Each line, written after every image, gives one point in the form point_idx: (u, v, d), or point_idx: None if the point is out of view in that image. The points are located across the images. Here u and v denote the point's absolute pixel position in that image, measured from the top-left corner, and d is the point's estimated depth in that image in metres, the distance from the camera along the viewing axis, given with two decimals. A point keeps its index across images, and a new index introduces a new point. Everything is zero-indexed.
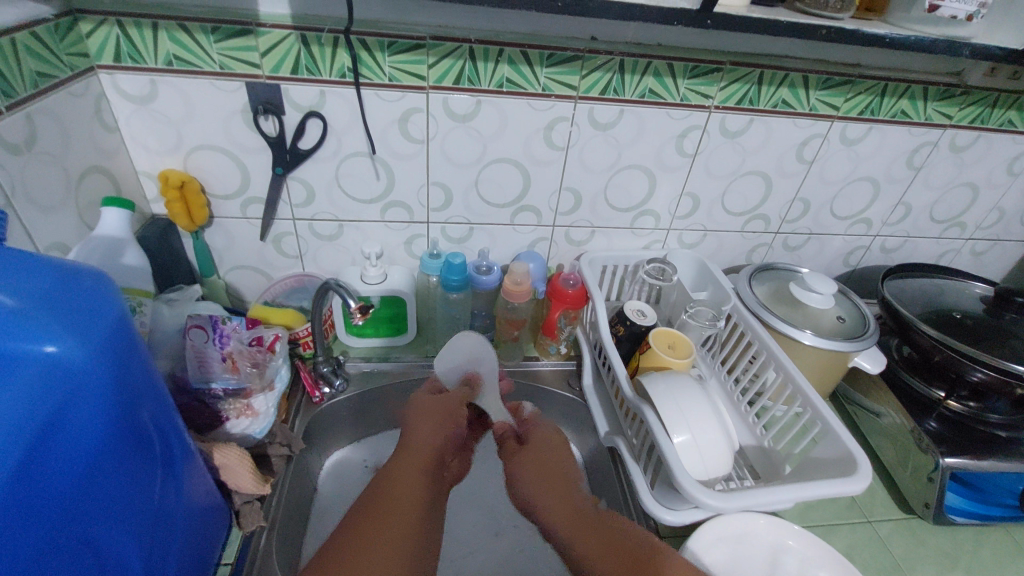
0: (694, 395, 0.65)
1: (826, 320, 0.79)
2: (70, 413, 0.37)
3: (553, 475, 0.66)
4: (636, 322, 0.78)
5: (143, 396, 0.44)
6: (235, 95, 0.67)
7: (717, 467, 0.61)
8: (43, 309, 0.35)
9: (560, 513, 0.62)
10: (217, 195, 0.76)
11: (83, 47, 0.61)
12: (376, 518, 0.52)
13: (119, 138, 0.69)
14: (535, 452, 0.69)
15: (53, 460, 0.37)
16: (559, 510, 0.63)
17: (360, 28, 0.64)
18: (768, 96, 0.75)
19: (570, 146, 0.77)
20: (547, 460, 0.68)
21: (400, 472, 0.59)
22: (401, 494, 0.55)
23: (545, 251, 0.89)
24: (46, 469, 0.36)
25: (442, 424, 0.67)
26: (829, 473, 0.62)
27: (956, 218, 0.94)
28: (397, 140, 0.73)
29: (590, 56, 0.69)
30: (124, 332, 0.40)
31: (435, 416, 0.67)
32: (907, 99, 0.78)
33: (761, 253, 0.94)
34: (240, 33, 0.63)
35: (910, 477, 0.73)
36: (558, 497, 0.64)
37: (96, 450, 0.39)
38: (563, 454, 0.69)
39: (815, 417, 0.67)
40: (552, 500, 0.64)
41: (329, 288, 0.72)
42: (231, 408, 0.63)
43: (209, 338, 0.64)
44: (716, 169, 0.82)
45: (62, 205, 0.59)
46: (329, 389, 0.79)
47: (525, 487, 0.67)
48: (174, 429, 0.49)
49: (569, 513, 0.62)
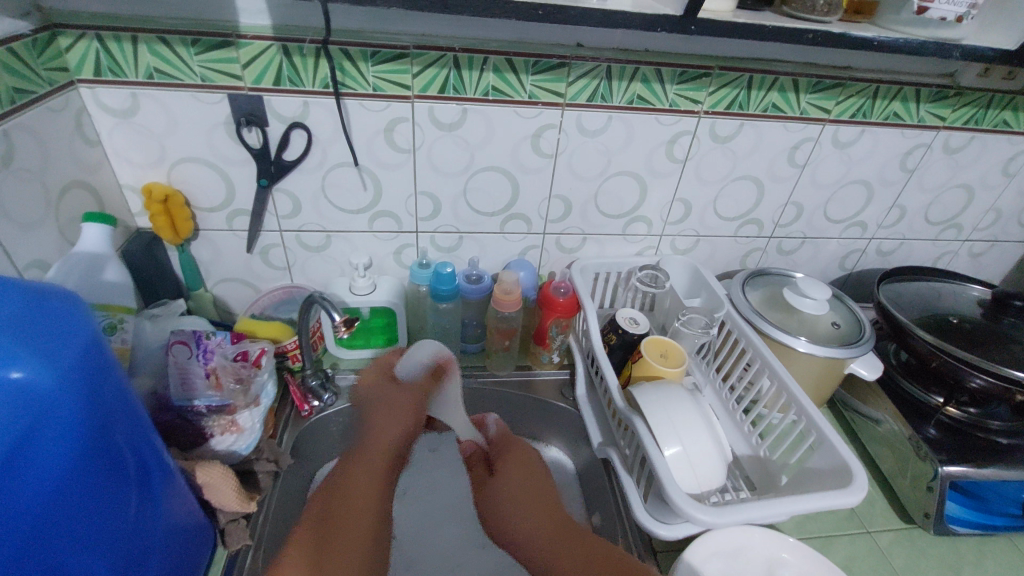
0: (687, 405, 0.63)
1: (822, 326, 0.77)
2: (36, 439, 0.36)
3: (533, 492, 0.72)
4: (628, 330, 0.77)
5: (118, 420, 0.42)
6: (217, 107, 0.66)
7: (711, 479, 0.60)
8: (10, 330, 0.34)
9: (515, 499, 0.72)
10: (203, 208, 0.75)
11: (62, 62, 0.61)
12: (340, 514, 0.62)
13: (101, 152, 0.68)
14: (515, 457, 0.76)
15: (17, 485, 0.36)
16: (537, 514, 0.69)
17: (343, 39, 0.64)
18: (758, 100, 0.74)
19: (558, 153, 0.76)
20: (513, 477, 0.74)
21: (361, 469, 0.69)
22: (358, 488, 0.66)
23: (536, 259, 0.88)
24: (9, 494, 0.35)
25: (402, 420, 0.75)
26: (826, 484, 0.61)
27: (953, 220, 0.93)
28: (383, 150, 0.73)
29: (577, 63, 0.68)
30: (98, 355, 0.39)
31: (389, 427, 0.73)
32: (900, 101, 0.77)
33: (756, 258, 0.93)
34: (221, 45, 0.62)
35: (908, 485, 0.72)
36: (523, 485, 0.73)
37: (66, 474, 0.38)
38: (529, 469, 0.74)
39: (810, 425, 0.66)
40: (508, 495, 0.73)
41: (315, 301, 0.71)
42: (216, 424, 0.61)
43: (192, 353, 0.63)
44: (708, 174, 0.81)
45: (42, 221, 0.58)
46: (318, 403, 0.78)
47: (501, 491, 0.74)
48: (153, 450, 0.48)
49: (532, 497, 0.72)
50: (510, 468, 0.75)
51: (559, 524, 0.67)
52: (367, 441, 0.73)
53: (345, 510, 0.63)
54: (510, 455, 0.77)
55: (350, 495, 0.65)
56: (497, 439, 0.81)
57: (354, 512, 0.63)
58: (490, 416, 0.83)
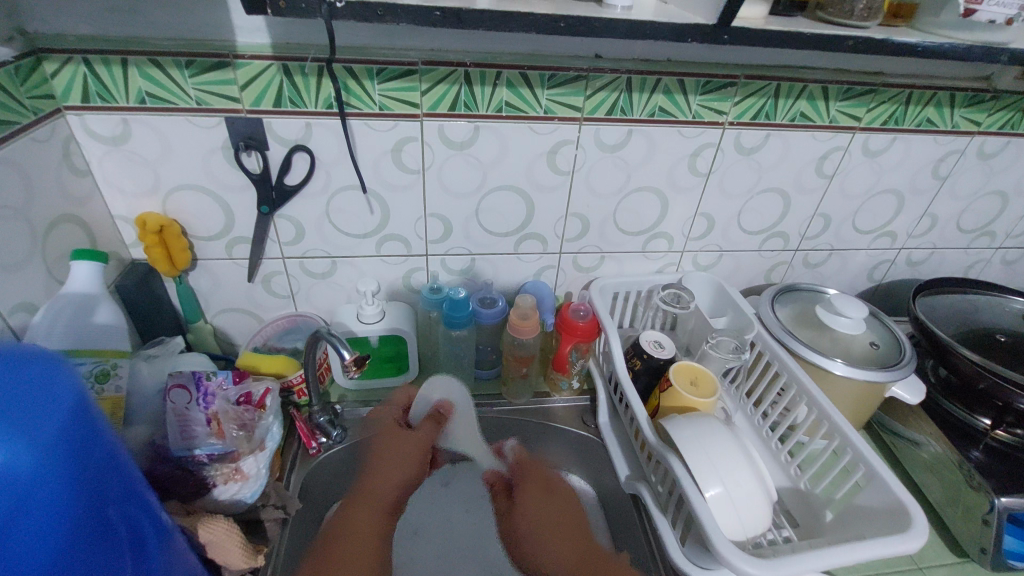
0: (724, 439, 0.59)
1: (858, 347, 0.73)
2: (13, 534, 0.30)
3: (556, 517, 0.74)
4: (653, 355, 0.73)
5: (113, 495, 0.37)
6: (214, 131, 0.62)
7: (756, 521, 0.56)
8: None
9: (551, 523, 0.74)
10: (200, 236, 0.71)
11: (47, 88, 0.57)
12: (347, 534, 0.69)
13: (92, 182, 0.64)
14: (539, 494, 0.76)
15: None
16: (564, 531, 0.73)
17: (347, 56, 0.60)
18: (786, 109, 0.70)
19: (575, 170, 0.72)
20: (544, 506, 0.75)
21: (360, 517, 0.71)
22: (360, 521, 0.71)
23: (552, 280, 0.83)
24: None
25: (407, 465, 0.76)
26: (880, 525, 0.57)
27: (985, 227, 0.89)
28: (391, 172, 0.69)
29: (596, 76, 0.64)
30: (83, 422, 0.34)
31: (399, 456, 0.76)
32: (933, 106, 0.73)
33: (782, 272, 0.89)
34: (216, 66, 0.58)
35: (961, 517, 0.67)
36: (550, 517, 0.74)
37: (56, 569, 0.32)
38: (552, 498, 0.76)
39: (856, 458, 0.61)
40: (540, 518, 0.74)
41: (321, 335, 0.66)
42: (218, 474, 0.57)
43: (191, 398, 0.59)
44: (732, 188, 0.77)
45: (29, 261, 0.54)
46: (326, 440, 0.73)
47: (531, 515, 0.75)
48: (153, 524, 0.42)
49: (565, 517, 0.74)
50: (548, 507, 0.75)
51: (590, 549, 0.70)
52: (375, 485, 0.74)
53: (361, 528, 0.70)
54: (533, 486, 0.77)
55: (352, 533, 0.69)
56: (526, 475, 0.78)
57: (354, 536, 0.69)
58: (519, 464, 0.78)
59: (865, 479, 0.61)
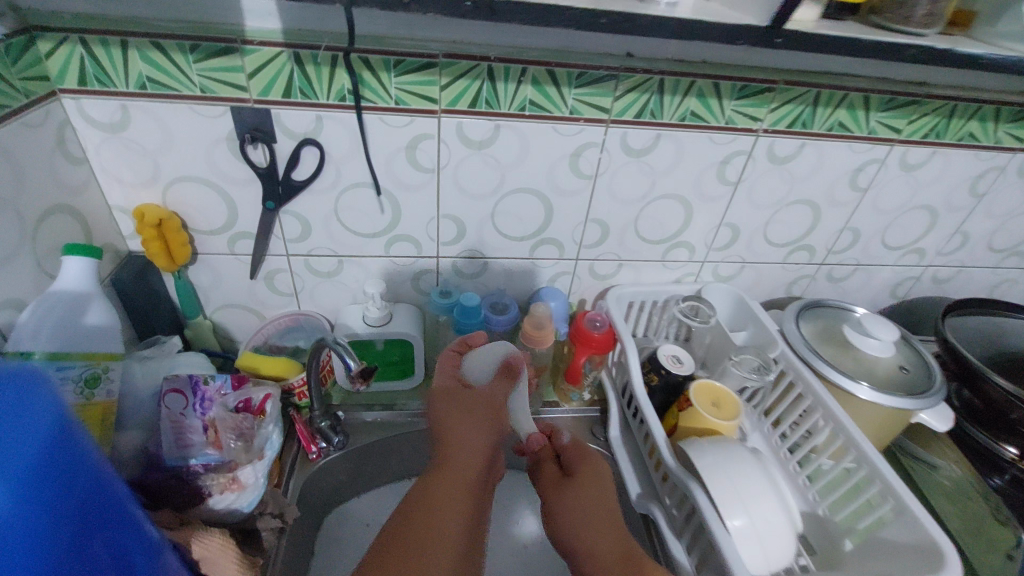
0: (750, 469, 0.56)
1: (887, 370, 0.70)
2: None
3: (603, 515, 0.55)
4: (673, 371, 0.70)
5: (95, 523, 0.32)
6: (219, 121, 0.58)
7: (781, 553, 0.53)
8: None
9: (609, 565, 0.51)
10: (202, 230, 0.67)
11: (41, 69, 0.53)
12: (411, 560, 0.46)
13: (88, 170, 0.60)
14: (596, 460, 0.61)
15: None
16: (604, 538, 0.53)
17: (363, 46, 0.56)
18: (824, 118, 0.67)
19: (599, 174, 0.68)
20: (591, 470, 0.60)
21: (444, 497, 0.52)
22: (440, 499, 0.52)
23: (567, 286, 0.80)
24: None
25: (485, 425, 0.60)
26: (904, 562, 0.54)
27: (1016, 247, 0.86)
28: (404, 169, 0.65)
29: (626, 76, 0.60)
30: (68, 428, 0.29)
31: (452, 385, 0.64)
32: (977, 121, 0.70)
33: (803, 285, 0.86)
34: (223, 52, 0.54)
35: (980, 548, 0.66)
36: (593, 515, 0.55)
37: None
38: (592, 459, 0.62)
39: (884, 490, 0.59)
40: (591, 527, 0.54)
41: (325, 343, 0.62)
42: (214, 483, 0.54)
43: (187, 404, 0.56)
44: (761, 198, 0.73)
45: (17, 255, 0.50)
46: (327, 445, 0.70)
47: (568, 513, 0.56)
48: (142, 547, 0.38)
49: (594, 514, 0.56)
50: (588, 466, 0.60)
51: (627, 548, 0.52)
52: (433, 508, 0.51)
53: (428, 527, 0.49)
54: (585, 471, 0.59)
55: (435, 529, 0.49)
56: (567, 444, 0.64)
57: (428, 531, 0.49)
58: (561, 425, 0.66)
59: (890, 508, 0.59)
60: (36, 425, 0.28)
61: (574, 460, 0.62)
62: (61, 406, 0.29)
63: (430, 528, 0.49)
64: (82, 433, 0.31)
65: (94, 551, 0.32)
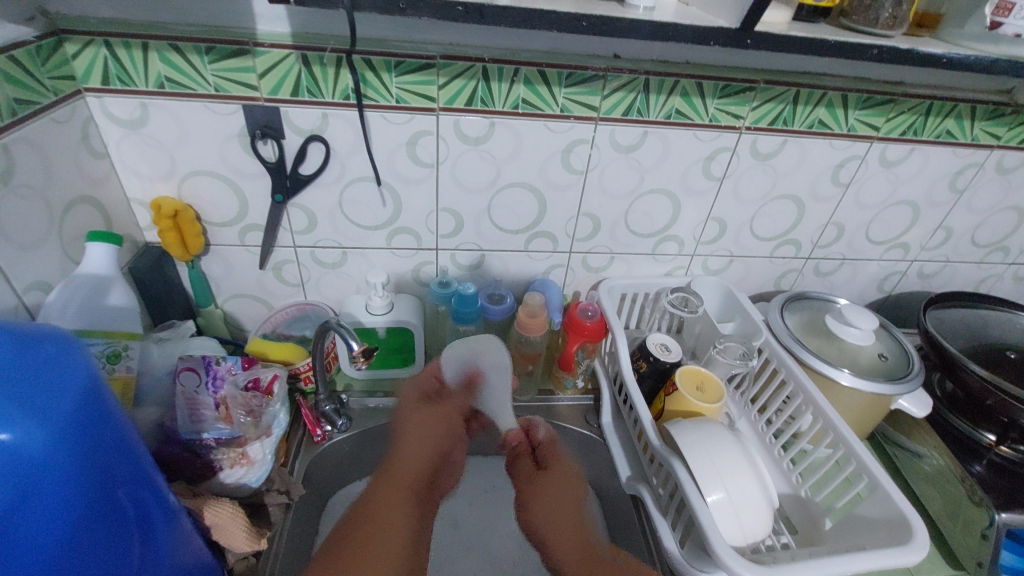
0: (729, 446, 0.59)
1: (867, 358, 0.72)
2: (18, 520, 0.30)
3: (567, 511, 0.66)
4: (660, 358, 0.73)
5: (120, 476, 0.37)
6: (231, 118, 0.63)
7: (757, 527, 0.56)
8: (13, 385, 0.30)
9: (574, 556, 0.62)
10: (214, 222, 0.71)
11: (68, 70, 0.57)
12: (348, 562, 0.55)
13: (109, 164, 0.64)
14: (566, 465, 0.70)
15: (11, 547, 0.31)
16: (569, 541, 0.63)
17: (366, 48, 0.60)
18: (804, 116, 0.70)
19: (589, 169, 0.72)
20: (562, 484, 0.68)
21: (382, 510, 0.60)
22: (385, 516, 0.60)
23: (561, 278, 0.84)
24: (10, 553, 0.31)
25: (435, 425, 0.70)
26: (879, 537, 0.57)
27: (999, 242, 0.89)
28: (405, 164, 0.69)
29: (613, 76, 0.64)
30: (97, 387, 0.34)
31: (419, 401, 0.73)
32: (954, 118, 0.72)
33: (791, 279, 0.89)
34: (236, 53, 0.58)
35: (960, 531, 0.67)
36: (563, 507, 0.66)
37: (72, 523, 0.33)
38: (569, 474, 0.69)
39: (860, 468, 0.61)
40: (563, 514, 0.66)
41: (330, 327, 0.66)
42: (224, 457, 0.57)
43: (201, 381, 0.60)
44: (746, 193, 0.77)
45: (45, 240, 0.54)
46: (331, 428, 0.74)
47: (545, 513, 0.66)
48: (159, 504, 0.42)
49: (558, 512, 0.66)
50: (558, 472, 0.69)
51: (589, 548, 0.63)
52: (374, 514, 0.60)
53: (368, 537, 0.57)
54: (557, 470, 0.69)
55: (378, 516, 0.60)
56: (542, 440, 0.70)
57: (371, 535, 0.58)
58: (537, 420, 0.72)
59: (867, 489, 0.61)
60: (75, 384, 0.33)
61: (547, 462, 0.69)
62: (93, 367, 0.34)
63: (363, 543, 0.57)
64: (112, 394, 0.36)
65: (119, 500, 0.37)
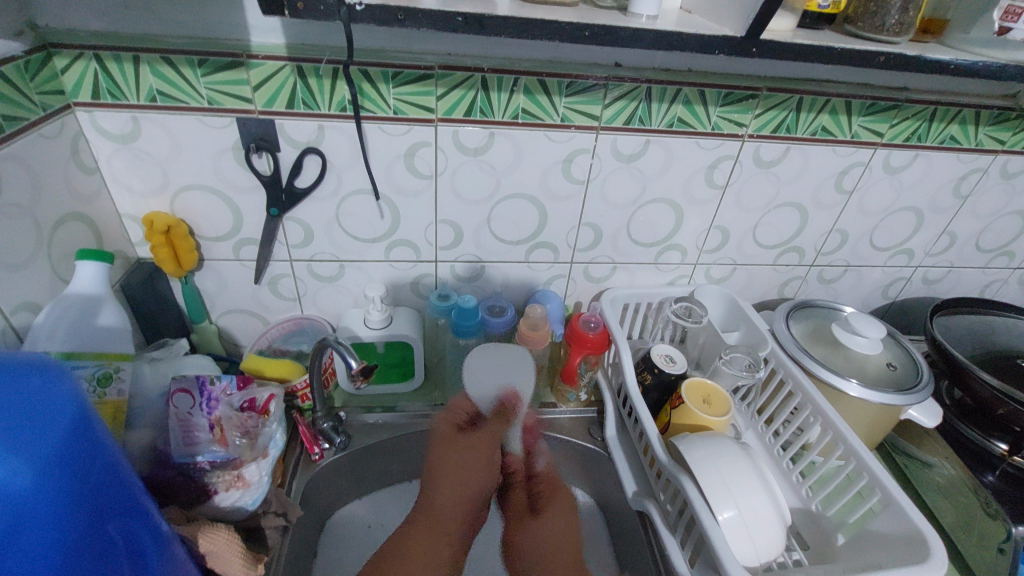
0: (737, 461, 0.57)
1: (876, 367, 0.71)
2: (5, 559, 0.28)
3: (566, 543, 0.73)
4: (665, 370, 0.72)
5: (112, 508, 0.35)
6: (225, 131, 0.61)
7: (771, 544, 0.55)
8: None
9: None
10: (208, 237, 0.69)
11: (57, 84, 0.56)
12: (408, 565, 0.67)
13: (100, 180, 0.63)
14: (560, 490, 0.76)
15: None
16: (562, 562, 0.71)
17: (362, 59, 0.59)
18: (807, 123, 0.69)
19: (590, 179, 0.71)
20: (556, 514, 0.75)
21: (419, 544, 0.69)
22: (421, 547, 0.69)
23: (562, 289, 0.82)
24: None
25: (473, 477, 0.73)
26: (896, 553, 0.55)
27: (1004, 247, 0.88)
28: (403, 176, 0.67)
29: (615, 84, 0.63)
30: (86, 414, 0.33)
31: (459, 465, 0.73)
32: (958, 124, 0.72)
33: (795, 287, 0.88)
34: (229, 66, 0.57)
35: (974, 543, 0.66)
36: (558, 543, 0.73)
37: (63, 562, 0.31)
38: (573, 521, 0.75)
39: (872, 482, 0.60)
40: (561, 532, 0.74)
41: (327, 343, 0.64)
42: (220, 480, 0.56)
43: (194, 403, 0.58)
44: (749, 201, 0.76)
45: (33, 260, 0.53)
46: (329, 445, 0.71)
47: (538, 542, 0.73)
48: (151, 535, 0.40)
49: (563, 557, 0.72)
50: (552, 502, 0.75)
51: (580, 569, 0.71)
52: (431, 509, 0.73)
53: (428, 521, 0.72)
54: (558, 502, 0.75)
55: (418, 546, 0.69)
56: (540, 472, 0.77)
57: (429, 521, 0.72)
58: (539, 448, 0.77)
59: (880, 504, 0.60)
60: (63, 414, 0.31)
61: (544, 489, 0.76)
62: (82, 393, 0.32)
63: (409, 547, 0.69)
64: (99, 421, 0.35)
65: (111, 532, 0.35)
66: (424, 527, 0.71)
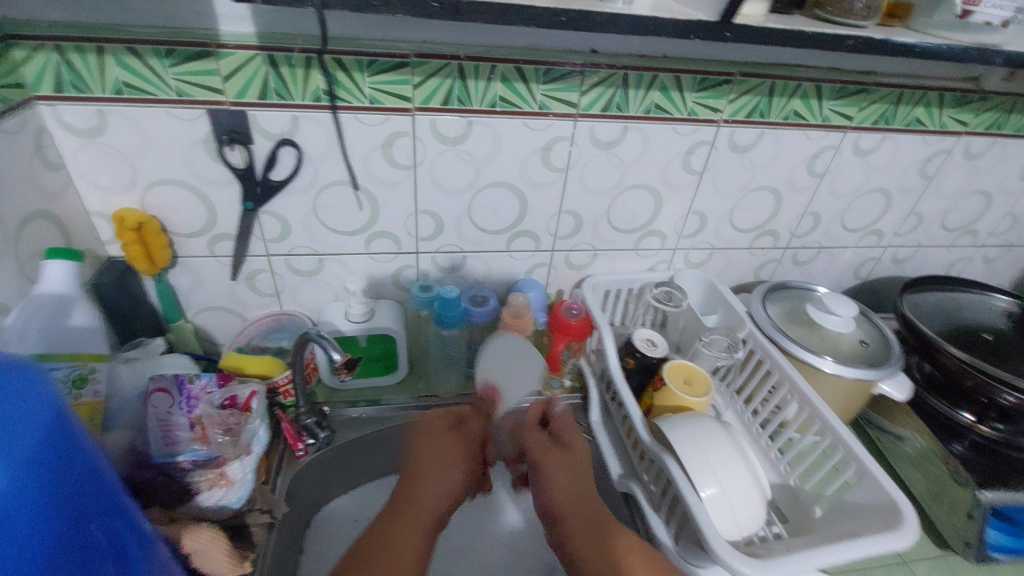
0: (718, 439, 0.58)
1: (848, 344, 0.73)
2: None
3: (580, 487, 0.59)
4: (647, 354, 0.73)
5: (92, 508, 0.34)
6: (195, 124, 0.60)
7: (752, 519, 0.56)
8: None
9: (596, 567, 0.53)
10: (182, 233, 0.68)
11: (16, 77, 0.54)
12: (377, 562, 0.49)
13: (65, 176, 0.61)
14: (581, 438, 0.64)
15: None
16: (580, 516, 0.57)
17: (337, 47, 0.58)
18: (780, 108, 0.70)
19: (570, 167, 0.71)
20: (573, 454, 0.62)
21: (397, 536, 0.52)
22: (397, 538, 0.52)
23: (544, 277, 0.83)
24: None
25: (456, 466, 0.60)
26: (870, 522, 0.57)
27: (968, 226, 0.91)
28: (381, 167, 0.67)
29: (592, 70, 0.63)
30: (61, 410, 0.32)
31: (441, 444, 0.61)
32: (923, 107, 0.74)
33: (771, 269, 0.90)
34: (199, 55, 0.56)
35: (944, 510, 0.69)
36: (576, 480, 0.60)
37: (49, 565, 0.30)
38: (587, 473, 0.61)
39: (847, 455, 0.62)
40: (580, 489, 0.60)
41: (309, 338, 0.64)
42: (203, 479, 0.55)
43: (174, 402, 0.57)
44: (725, 186, 0.77)
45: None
46: (313, 441, 0.71)
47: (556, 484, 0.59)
48: (133, 539, 0.39)
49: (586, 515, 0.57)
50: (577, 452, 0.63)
51: (596, 507, 0.58)
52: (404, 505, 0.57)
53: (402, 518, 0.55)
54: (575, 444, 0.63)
55: (393, 543, 0.51)
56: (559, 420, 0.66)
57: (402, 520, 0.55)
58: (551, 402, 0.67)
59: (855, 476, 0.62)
60: (40, 410, 0.30)
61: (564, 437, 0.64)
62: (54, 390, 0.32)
63: (390, 540, 0.52)
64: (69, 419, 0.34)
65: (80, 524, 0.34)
66: (400, 517, 0.54)
